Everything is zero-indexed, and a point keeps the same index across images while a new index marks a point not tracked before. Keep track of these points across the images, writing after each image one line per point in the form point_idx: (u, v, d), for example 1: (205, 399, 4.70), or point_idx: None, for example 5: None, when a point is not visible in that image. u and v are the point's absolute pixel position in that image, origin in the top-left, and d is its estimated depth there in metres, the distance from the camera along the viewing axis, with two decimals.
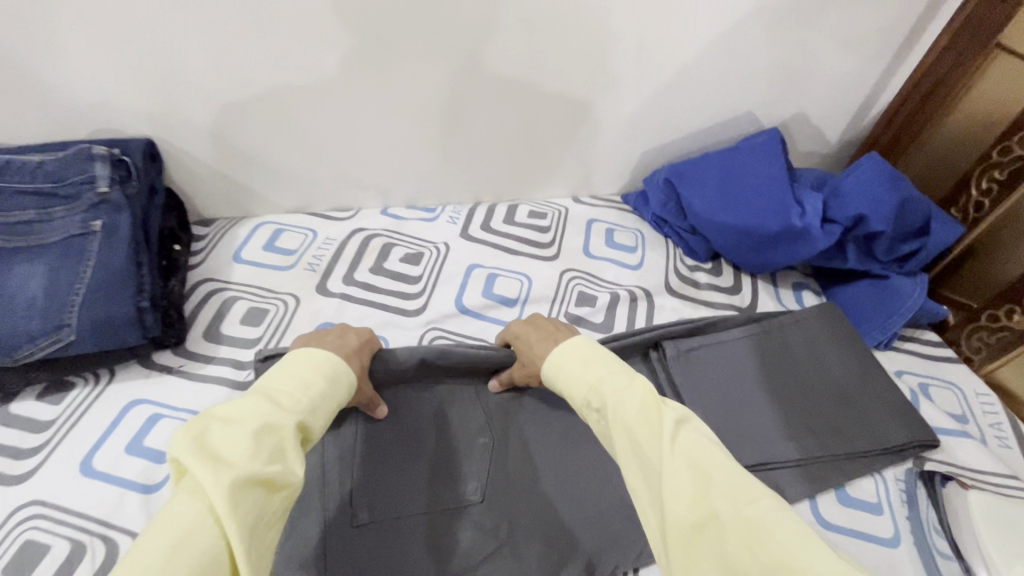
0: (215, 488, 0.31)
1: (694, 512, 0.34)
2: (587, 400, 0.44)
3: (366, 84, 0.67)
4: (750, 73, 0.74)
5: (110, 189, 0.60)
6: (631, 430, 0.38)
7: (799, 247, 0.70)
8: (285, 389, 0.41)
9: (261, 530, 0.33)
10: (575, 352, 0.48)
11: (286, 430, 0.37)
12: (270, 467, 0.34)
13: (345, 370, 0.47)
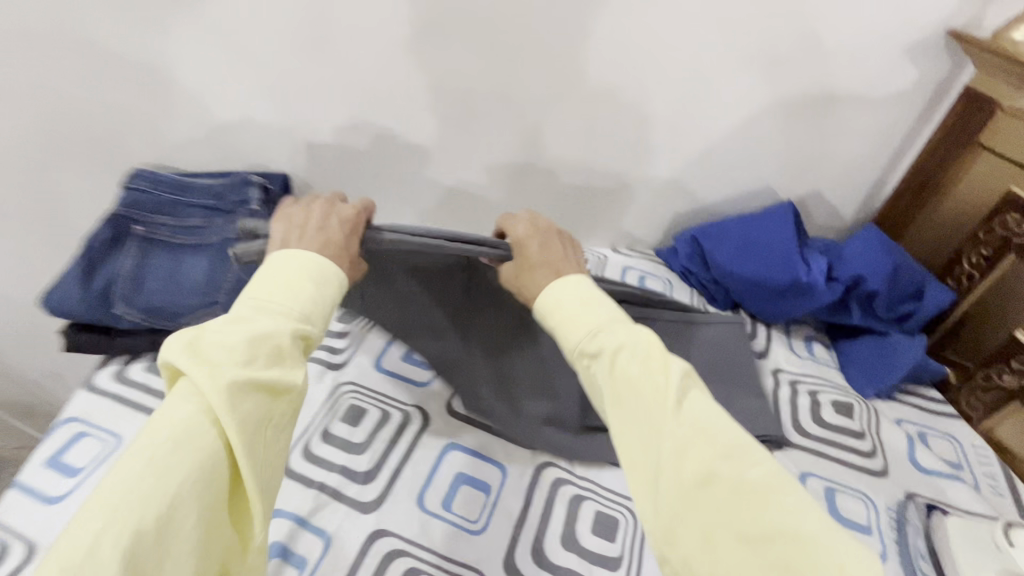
0: (213, 392, 0.40)
1: (697, 467, 0.41)
2: (583, 345, 0.50)
3: (455, 145, 0.88)
4: (766, 156, 0.89)
5: (259, 207, 0.81)
6: (636, 385, 0.45)
7: (807, 301, 0.81)
8: (276, 295, 0.47)
9: (261, 427, 0.42)
10: (573, 297, 0.53)
11: (281, 340, 0.44)
12: (264, 373, 0.42)
13: (335, 276, 0.52)
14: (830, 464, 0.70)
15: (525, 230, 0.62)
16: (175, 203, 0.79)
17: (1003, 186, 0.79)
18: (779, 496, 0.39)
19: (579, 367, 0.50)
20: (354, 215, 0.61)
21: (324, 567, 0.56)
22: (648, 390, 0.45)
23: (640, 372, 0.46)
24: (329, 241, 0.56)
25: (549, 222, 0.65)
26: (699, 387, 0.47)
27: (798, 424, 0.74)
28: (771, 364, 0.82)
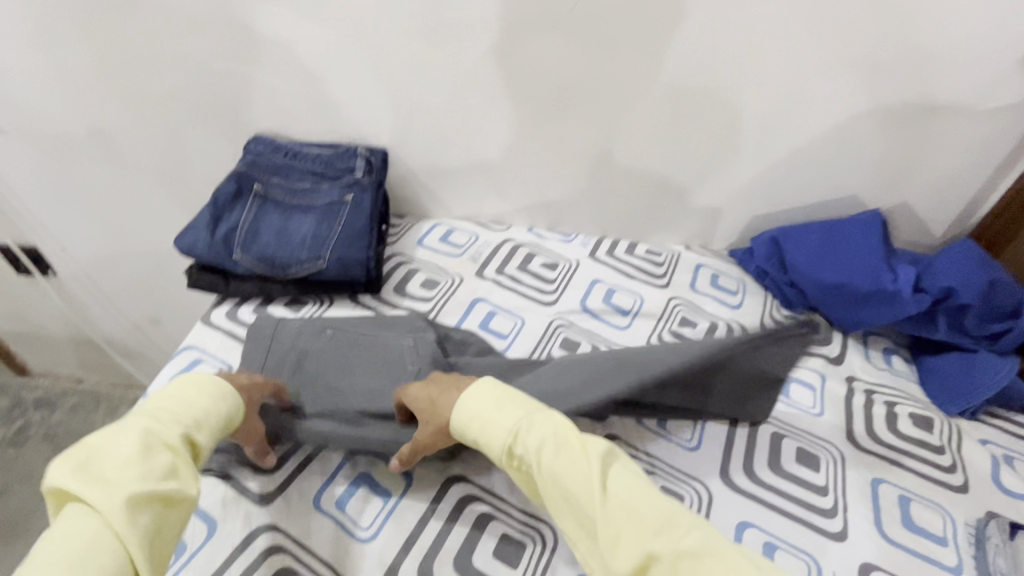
0: (117, 509, 0.42)
1: (636, 553, 0.46)
2: (507, 450, 0.55)
3: (544, 131, 0.92)
4: (858, 163, 0.88)
5: (363, 176, 0.87)
6: (562, 478, 0.51)
7: (890, 310, 0.80)
8: (172, 413, 0.51)
9: (160, 537, 0.44)
10: (488, 402, 0.57)
11: (178, 449, 0.49)
12: (167, 481, 0.45)
13: (229, 388, 0.57)
14: (904, 473, 0.68)
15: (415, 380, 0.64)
16: (289, 167, 0.88)
17: None
18: (713, 556, 0.44)
19: (514, 467, 0.55)
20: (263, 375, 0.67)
21: (405, 502, 0.61)
22: (575, 481, 0.51)
23: (565, 467, 0.51)
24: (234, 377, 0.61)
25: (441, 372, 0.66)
26: (622, 460, 0.53)
27: (873, 432, 0.73)
28: (846, 371, 0.81)
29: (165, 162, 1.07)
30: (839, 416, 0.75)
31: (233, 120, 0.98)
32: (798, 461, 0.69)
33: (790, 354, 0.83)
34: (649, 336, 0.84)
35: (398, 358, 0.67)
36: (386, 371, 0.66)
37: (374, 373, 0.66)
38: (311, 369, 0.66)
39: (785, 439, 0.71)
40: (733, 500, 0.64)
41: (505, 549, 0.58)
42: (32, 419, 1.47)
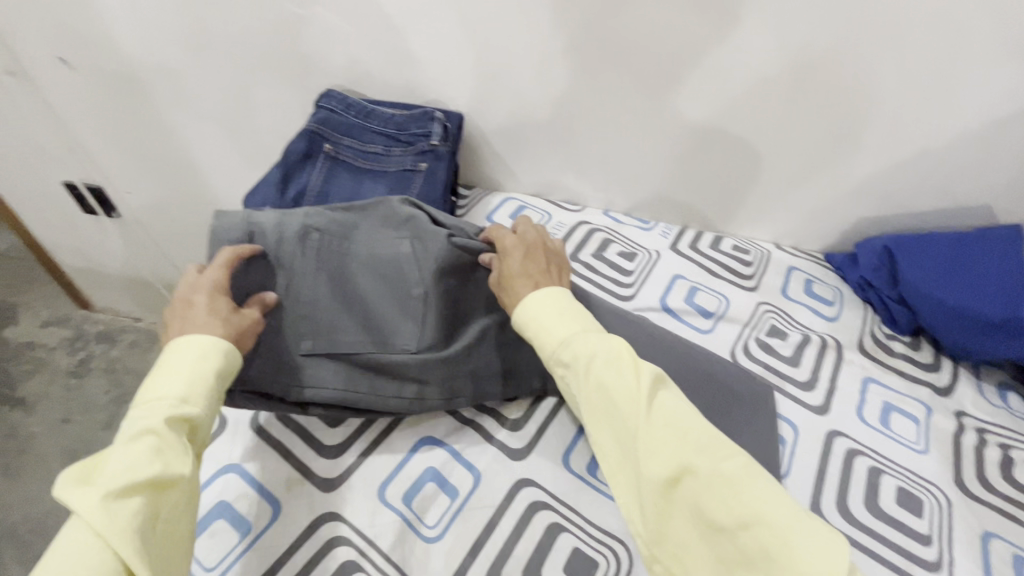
0: (87, 511, 0.39)
1: (671, 469, 0.44)
2: (558, 355, 0.54)
3: (636, 106, 0.84)
4: (999, 169, 0.76)
5: (439, 143, 0.81)
6: (607, 388, 0.49)
7: (1020, 343, 0.70)
8: (153, 395, 0.48)
9: (151, 526, 0.42)
10: (551, 305, 0.56)
11: (159, 429, 0.45)
12: (145, 468, 0.42)
13: (209, 341, 0.51)
14: (1020, 530, 0.61)
15: (515, 240, 0.65)
16: (362, 128, 0.83)
17: None
18: (750, 487, 0.41)
19: (557, 375, 0.54)
20: (225, 268, 0.58)
21: (471, 503, 0.58)
22: (620, 392, 0.48)
23: (613, 379, 0.49)
24: (214, 313, 0.54)
25: (540, 235, 0.67)
26: (671, 386, 0.50)
27: (984, 477, 0.65)
28: (954, 405, 0.73)
29: (231, 110, 1.03)
30: (945, 456, 0.67)
31: (304, 71, 0.93)
32: (897, 503, 0.62)
33: (891, 378, 0.75)
34: (733, 345, 0.77)
35: (402, 278, 0.63)
36: (390, 297, 0.63)
37: (378, 300, 0.63)
38: (308, 295, 0.61)
39: (883, 476, 0.64)
40: None
41: (576, 567, 0.54)
42: (94, 351, 1.54)
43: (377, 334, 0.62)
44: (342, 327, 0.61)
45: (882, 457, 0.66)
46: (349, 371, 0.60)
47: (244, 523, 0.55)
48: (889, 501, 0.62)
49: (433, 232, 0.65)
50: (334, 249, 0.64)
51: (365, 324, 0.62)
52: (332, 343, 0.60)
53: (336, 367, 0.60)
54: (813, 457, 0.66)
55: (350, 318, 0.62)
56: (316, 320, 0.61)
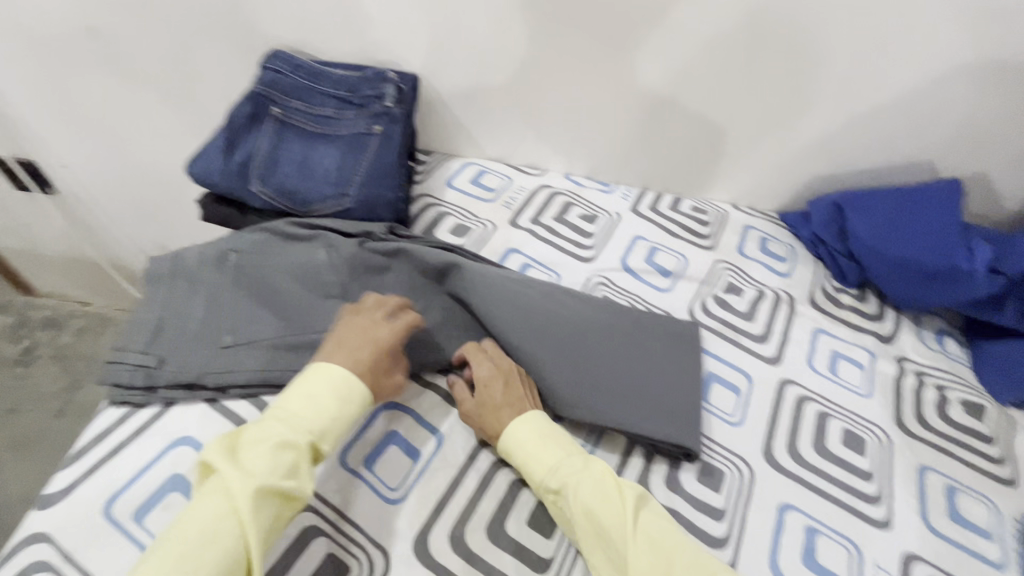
0: (241, 497, 0.45)
1: None
2: (546, 482, 0.54)
3: (594, 65, 0.83)
4: (942, 124, 0.79)
5: (393, 105, 0.79)
6: (596, 512, 0.50)
7: (956, 291, 0.74)
8: (302, 411, 0.52)
9: (270, 531, 0.47)
10: (528, 435, 0.56)
11: (300, 446, 0.50)
12: (282, 482, 0.48)
13: (358, 389, 0.55)
14: (952, 462, 0.66)
15: (491, 369, 0.61)
16: (311, 90, 0.79)
17: None
18: None
19: (546, 500, 0.54)
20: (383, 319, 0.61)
21: (434, 465, 0.57)
22: (609, 515, 0.50)
23: (602, 504, 0.50)
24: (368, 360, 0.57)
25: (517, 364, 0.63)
26: (653, 504, 0.52)
27: (921, 416, 0.70)
28: (897, 351, 0.76)
29: (170, 75, 0.97)
30: (887, 398, 0.71)
31: (247, 30, 0.88)
32: (843, 443, 0.66)
33: (840, 329, 0.78)
34: (692, 302, 0.78)
35: (319, 278, 0.67)
36: (309, 294, 0.66)
37: (296, 298, 0.65)
38: (226, 300, 0.64)
39: (831, 420, 0.68)
40: (778, 480, 0.61)
41: (539, 517, 0.55)
42: (40, 338, 1.46)
43: (297, 322, 0.64)
44: (261, 321, 0.63)
45: (830, 403, 0.69)
46: (268, 355, 0.61)
47: None
48: (836, 442, 0.66)
49: (345, 240, 0.70)
50: (251, 262, 0.67)
51: (284, 316, 0.64)
52: (252, 334, 0.62)
53: (254, 354, 0.61)
54: (766, 404, 0.68)
55: (268, 314, 0.64)
56: (234, 317, 0.63)
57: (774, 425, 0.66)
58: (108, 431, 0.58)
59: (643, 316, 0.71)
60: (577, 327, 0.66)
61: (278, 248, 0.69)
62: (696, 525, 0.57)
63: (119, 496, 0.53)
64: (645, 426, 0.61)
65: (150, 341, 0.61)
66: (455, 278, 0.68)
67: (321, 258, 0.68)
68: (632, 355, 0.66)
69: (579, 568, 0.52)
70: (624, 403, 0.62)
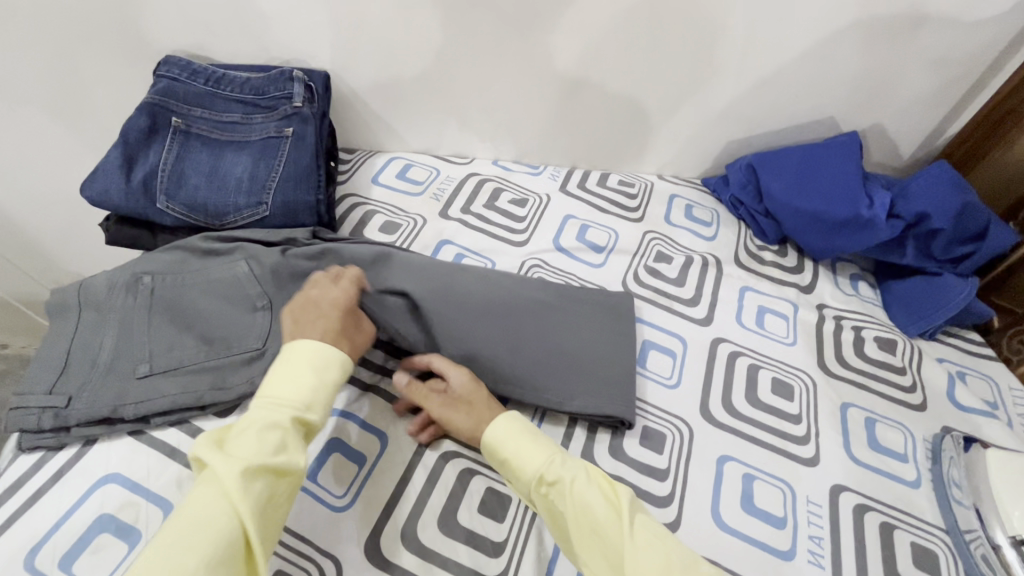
0: (228, 478, 0.42)
1: None
2: (540, 474, 0.51)
3: (507, 49, 0.82)
4: (838, 82, 0.83)
5: (303, 104, 0.76)
6: (594, 505, 0.48)
7: (861, 237, 0.79)
8: (281, 388, 0.49)
9: (268, 511, 0.44)
10: (519, 431, 0.54)
11: (284, 424, 0.47)
12: (272, 460, 0.44)
13: (331, 352, 0.52)
14: (869, 395, 0.71)
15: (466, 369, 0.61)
16: (214, 96, 0.75)
17: None
18: None
19: (537, 495, 0.51)
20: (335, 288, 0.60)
21: (380, 466, 0.57)
22: (606, 511, 0.48)
23: (599, 498, 0.48)
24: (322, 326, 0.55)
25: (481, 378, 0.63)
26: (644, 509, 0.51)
27: (841, 357, 0.75)
28: (816, 299, 0.81)
29: (58, 93, 0.90)
30: (809, 344, 0.76)
31: (137, 38, 0.82)
32: (772, 392, 0.70)
33: (764, 284, 0.82)
34: (625, 274, 0.80)
35: (242, 293, 0.64)
36: (232, 310, 0.63)
37: (217, 316, 0.62)
38: (139, 327, 0.61)
39: (761, 370, 0.72)
40: (715, 433, 0.65)
41: (489, 503, 0.55)
42: None
43: (219, 341, 0.61)
44: (180, 345, 0.60)
45: (758, 354, 0.73)
46: (192, 379, 0.59)
47: (132, 531, 0.51)
48: (766, 391, 0.69)
49: (267, 249, 0.67)
50: (166, 285, 0.64)
51: (204, 337, 0.61)
52: (171, 359, 0.59)
53: (177, 380, 0.58)
54: (700, 364, 0.71)
55: (188, 336, 0.61)
56: (149, 343, 0.60)
57: (708, 381, 0.69)
58: (23, 480, 0.55)
59: (576, 291, 0.72)
60: (505, 309, 0.66)
61: (193, 266, 0.66)
62: (641, 487, 0.60)
63: (42, 547, 0.50)
64: (571, 402, 0.62)
65: (56, 380, 0.58)
66: (373, 273, 0.67)
67: (242, 270, 0.65)
68: (562, 331, 0.67)
69: (532, 546, 0.53)
70: (552, 379, 0.63)
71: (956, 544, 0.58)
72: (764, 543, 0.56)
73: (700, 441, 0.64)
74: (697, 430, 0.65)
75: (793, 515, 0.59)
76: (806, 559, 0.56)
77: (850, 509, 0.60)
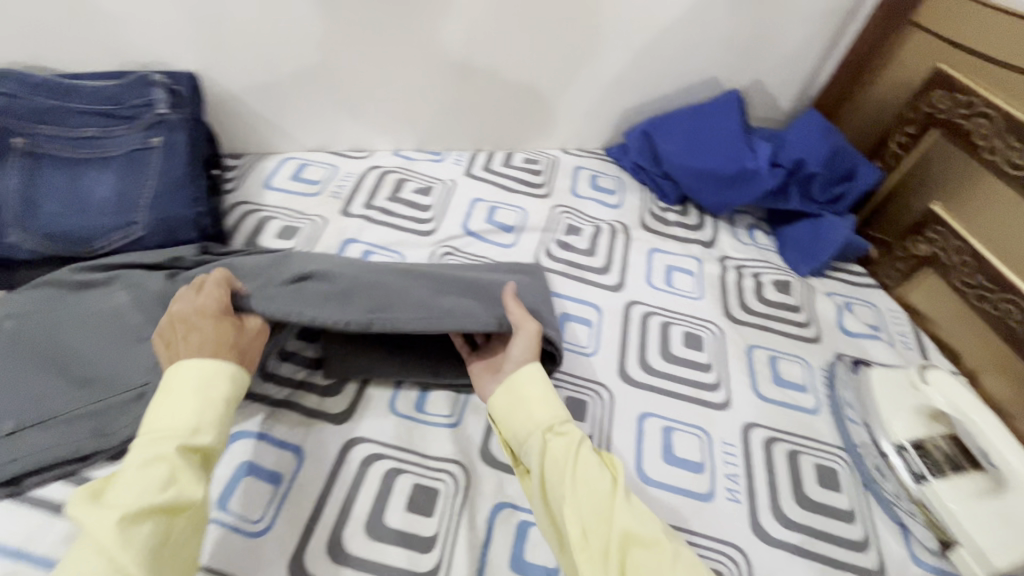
0: (100, 534, 0.39)
1: (646, 537, 0.46)
2: (552, 424, 0.55)
3: (387, 33, 0.79)
4: (715, 42, 0.86)
5: (169, 111, 0.70)
6: (594, 463, 0.51)
7: (750, 188, 0.84)
8: (162, 421, 0.45)
9: (162, 553, 0.41)
10: (544, 383, 0.57)
11: (168, 457, 0.43)
12: (156, 498, 0.41)
13: (213, 367, 0.48)
14: (771, 336, 0.76)
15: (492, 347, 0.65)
16: (59, 110, 0.67)
17: (920, 72, 0.81)
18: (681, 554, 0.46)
19: (542, 441, 0.53)
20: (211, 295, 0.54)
21: (298, 481, 0.55)
22: (604, 471, 0.51)
23: (598, 461, 0.52)
24: (201, 341, 0.50)
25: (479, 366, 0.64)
26: None
27: (744, 303, 0.79)
28: (718, 252, 0.86)
29: None
30: (714, 295, 0.80)
31: None
32: (684, 345, 0.73)
33: (669, 244, 0.86)
34: (536, 251, 0.81)
35: (120, 324, 0.59)
36: (112, 345, 0.57)
37: (93, 353, 0.57)
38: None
39: (672, 327, 0.75)
40: (635, 394, 0.67)
41: (417, 499, 0.55)
42: None
43: (99, 383, 0.56)
44: (51, 392, 0.55)
45: (669, 311, 0.77)
46: (70, 428, 0.54)
47: None
48: (679, 346, 0.73)
49: (150, 274, 0.62)
50: (29, 327, 0.58)
51: (80, 380, 0.56)
52: (42, 410, 0.54)
53: (53, 430, 0.53)
54: (616, 329, 0.73)
55: (59, 381, 0.55)
56: (13, 394, 0.54)
57: (622, 343, 0.72)
58: None
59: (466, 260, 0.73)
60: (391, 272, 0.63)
61: (60, 303, 0.60)
62: None
63: None
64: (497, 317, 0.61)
65: None
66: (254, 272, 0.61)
67: (121, 301, 0.60)
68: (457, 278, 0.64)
69: (463, 534, 0.53)
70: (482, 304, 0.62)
71: (853, 458, 0.64)
72: (685, 490, 0.59)
73: (620, 402, 0.66)
74: (617, 392, 0.67)
75: (710, 459, 0.62)
76: (725, 497, 0.59)
77: (759, 443, 0.64)
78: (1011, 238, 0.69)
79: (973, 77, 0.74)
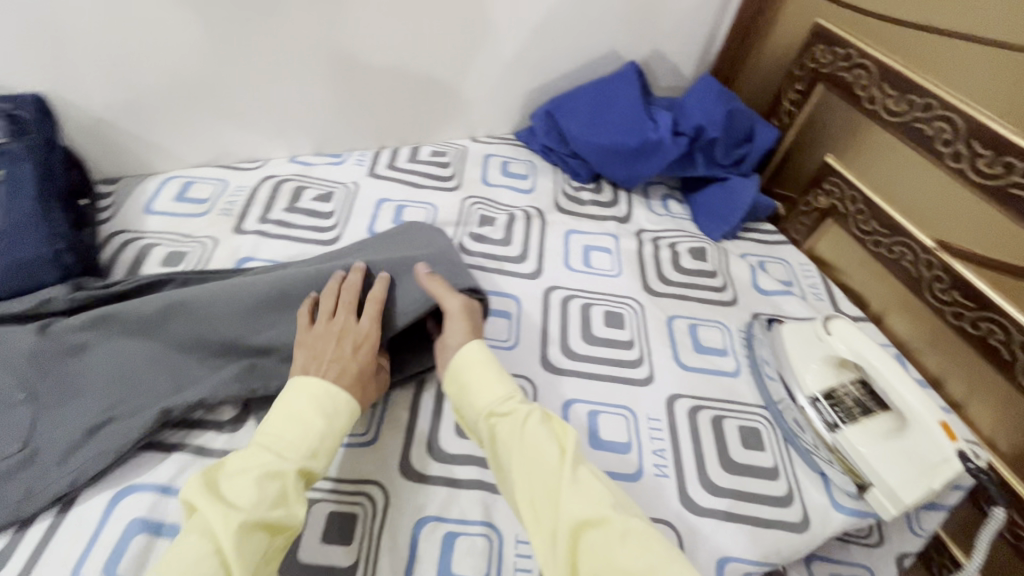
0: (223, 532, 0.41)
1: (592, 515, 0.45)
2: (494, 406, 0.53)
3: (256, 32, 0.73)
4: (606, 14, 0.85)
5: (8, 140, 0.62)
6: (540, 440, 0.50)
7: (655, 159, 0.84)
8: (289, 434, 0.47)
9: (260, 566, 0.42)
10: (484, 364, 0.55)
11: (287, 475, 0.45)
12: (273, 512, 0.43)
13: (346, 402, 0.51)
14: (690, 304, 0.76)
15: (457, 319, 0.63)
16: None
17: (801, 33, 0.83)
18: (632, 530, 0.44)
19: (485, 426, 0.53)
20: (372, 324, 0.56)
21: None
22: (552, 446, 0.49)
23: (548, 434, 0.50)
24: (346, 369, 0.52)
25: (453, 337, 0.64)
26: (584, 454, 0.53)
27: (662, 275, 0.79)
28: (634, 227, 0.85)
29: None
30: (633, 270, 0.79)
31: None
32: (605, 325, 0.72)
33: (585, 224, 0.84)
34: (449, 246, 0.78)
35: None
36: None
37: None
38: None
39: (592, 308, 0.74)
40: (558, 381, 0.66)
41: (333, 527, 0.52)
42: None
43: None
44: None
45: (588, 293, 0.76)
46: None
47: None
48: (601, 327, 0.72)
49: (17, 330, 0.56)
50: None
51: None
52: None
53: None
54: (536, 317, 0.72)
55: None
56: None
57: (543, 331, 0.70)
58: None
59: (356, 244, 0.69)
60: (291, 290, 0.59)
61: None
62: None
63: None
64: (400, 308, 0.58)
65: None
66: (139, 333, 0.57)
67: None
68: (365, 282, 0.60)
69: (385, 556, 0.50)
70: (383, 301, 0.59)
71: (774, 415, 0.66)
72: (613, 472, 0.59)
73: (544, 391, 0.65)
74: (540, 382, 0.65)
75: (636, 437, 0.62)
76: (653, 473, 0.59)
77: (684, 414, 0.64)
78: (897, 178, 0.72)
79: (849, 30, 0.76)
